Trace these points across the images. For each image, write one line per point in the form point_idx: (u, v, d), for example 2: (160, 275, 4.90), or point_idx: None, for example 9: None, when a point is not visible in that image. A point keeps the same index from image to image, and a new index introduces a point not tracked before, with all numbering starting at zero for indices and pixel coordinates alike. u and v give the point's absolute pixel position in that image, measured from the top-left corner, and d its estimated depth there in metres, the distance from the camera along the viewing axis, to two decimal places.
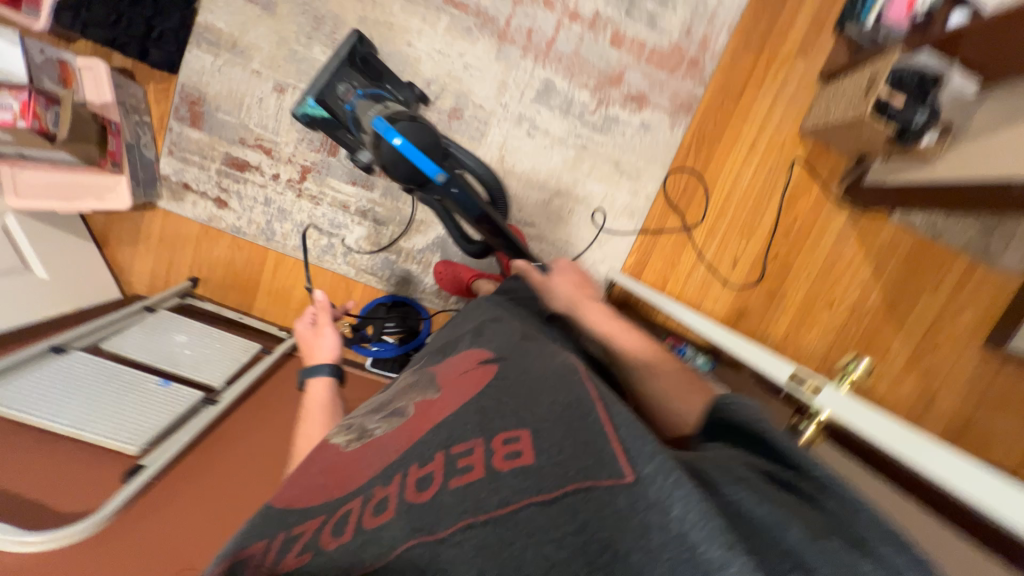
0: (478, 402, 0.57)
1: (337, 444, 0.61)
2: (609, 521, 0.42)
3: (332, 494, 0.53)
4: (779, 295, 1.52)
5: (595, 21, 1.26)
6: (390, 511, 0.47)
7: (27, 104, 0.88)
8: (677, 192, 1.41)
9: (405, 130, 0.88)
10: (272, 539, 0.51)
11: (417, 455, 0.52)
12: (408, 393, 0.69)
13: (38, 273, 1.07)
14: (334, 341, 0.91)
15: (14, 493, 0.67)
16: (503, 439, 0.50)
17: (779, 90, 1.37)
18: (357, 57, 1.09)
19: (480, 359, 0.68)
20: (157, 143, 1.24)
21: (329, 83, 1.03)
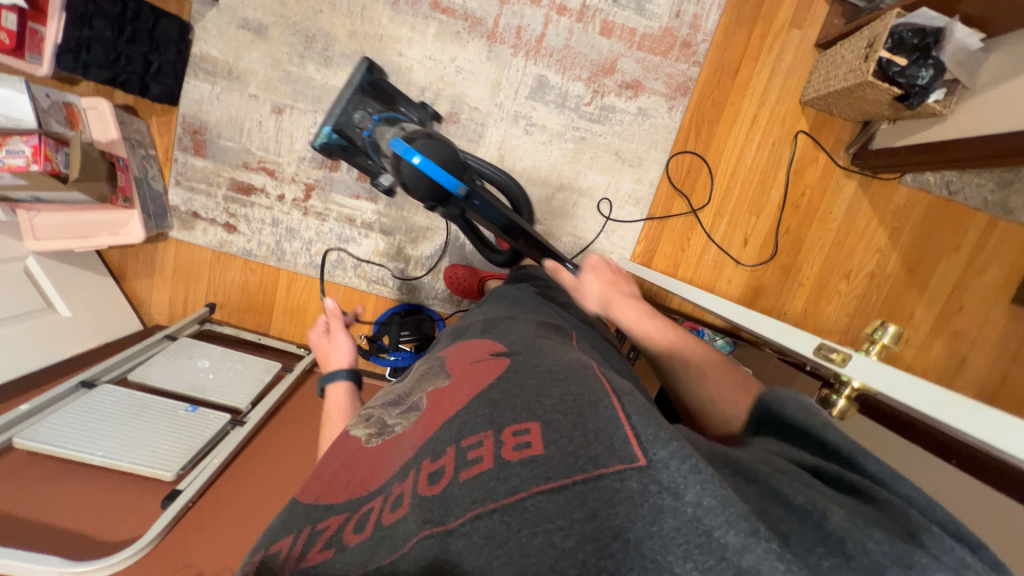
0: (488, 395, 0.55)
1: (358, 438, 0.62)
2: (621, 508, 0.39)
3: (356, 493, 0.54)
4: (794, 269, 1.51)
5: (584, 12, 1.26)
6: (406, 505, 0.47)
7: (37, 148, 0.90)
8: (681, 175, 1.40)
9: (426, 149, 0.85)
10: (297, 534, 0.52)
11: (430, 450, 0.51)
12: (423, 383, 0.68)
13: (62, 310, 1.11)
14: (348, 347, 0.92)
15: (57, 527, 0.70)
16: (513, 431, 0.48)
17: (776, 62, 1.35)
18: (369, 83, 1.05)
19: (491, 350, 0.68)
20: (164, 175, 1.26)
21: (345, 112, 1.00)
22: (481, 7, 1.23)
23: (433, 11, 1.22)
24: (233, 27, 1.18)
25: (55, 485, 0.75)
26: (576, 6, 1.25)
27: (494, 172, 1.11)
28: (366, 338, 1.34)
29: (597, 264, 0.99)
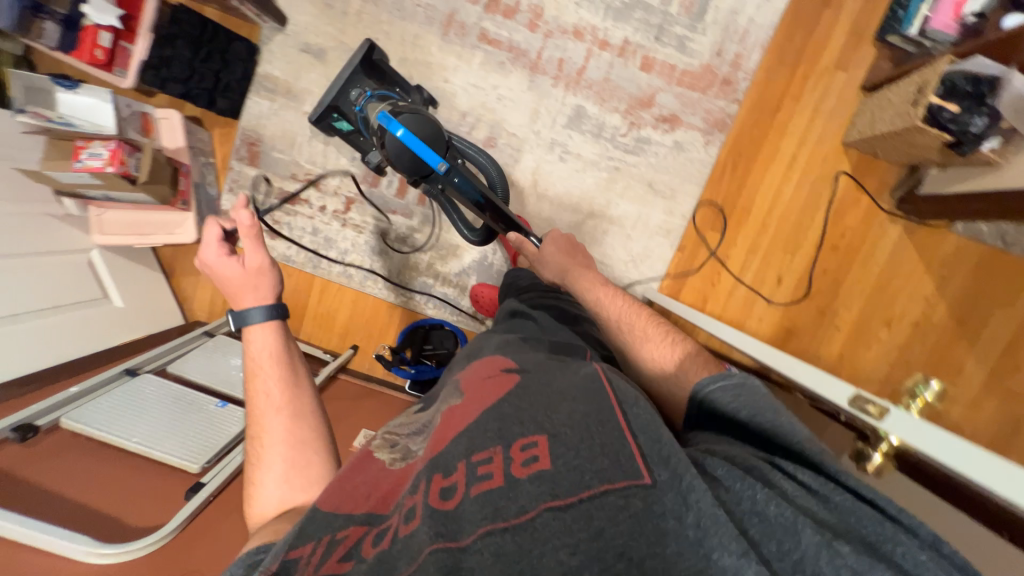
0: (498, 408, 0.61)
1: (382, 461, 0.66)
2: (624, 526, 0.47)
3: (376, 509, 0.58)
4: (830, 312, 1.45)
5: (625, 47, 1.29)
6: (417, 518, 0.52)
7: (114, 152, 0.99)
8: (714, 209, 1.39)
9: (410, 123, 0.88)
10: (316, 541, 0.55)
11: (440, 463, 0.57)
12: (440, 404, 0.72)
13: (115, 301, 1.19)
14: (274, 282, 0.78)
15: (86, 504, 0.72)
16: (520, 446, 0.55)
17: (818, 103, 1.34)
18: (369, 62, 1.06)
19: (502, 366, 0.71)
20: (219, 181, 1.35)
21: (341, 89, 1.03)
22: (526, 40, 1.28)
23: (480, 42, 1.28)
24: (296, 50, 1.27)
25: (91, 467, 0.78)
26: (618, 42, 1.29)
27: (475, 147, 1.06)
28: (389, 349, 1.36)
29: (559, 239, 1.06)
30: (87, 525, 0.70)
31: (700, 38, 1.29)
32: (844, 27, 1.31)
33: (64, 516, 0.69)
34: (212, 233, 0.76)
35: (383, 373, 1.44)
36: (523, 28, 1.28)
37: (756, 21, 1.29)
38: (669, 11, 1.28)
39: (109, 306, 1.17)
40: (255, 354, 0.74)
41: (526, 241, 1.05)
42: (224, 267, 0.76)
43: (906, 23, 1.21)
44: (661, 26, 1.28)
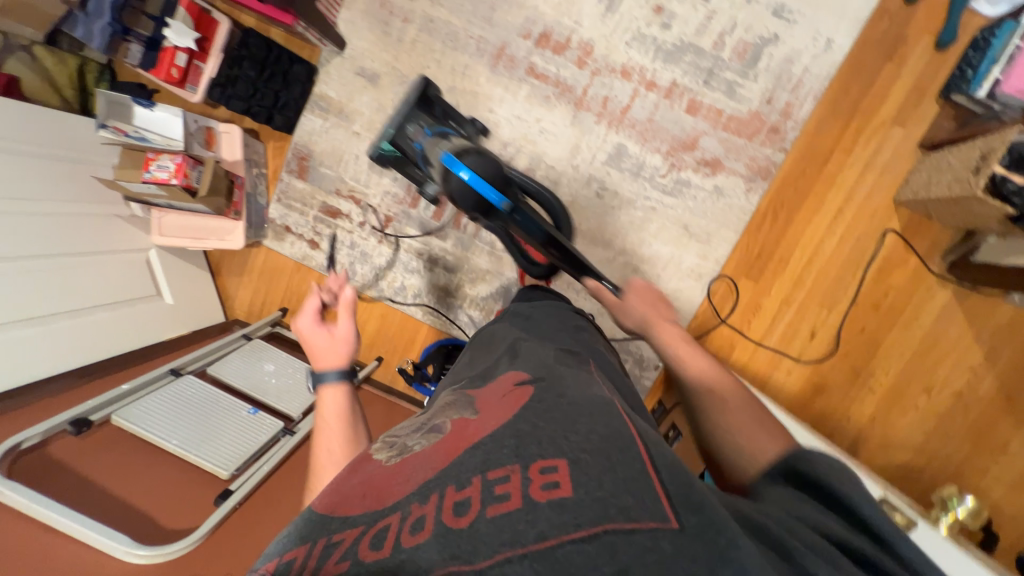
0: (514, 425, 0.57)
1: (378, 458, 0.63)
2: (653, 568, 0.41)
3: (371, 508, 0.53)
4: (865, 373, 1.40)
5: (672, 89, 1.29)
6: (427, 531, 0.47)
7: (180, 165, 1.06)
8: (750, 256, 1.36)
9: (475, 165, 0.88)
10: (313, 544, 0.52)
11: (453, 476, 0.52)
12: (451, 411, 0.69)
13: (167, 298, 1.28)
14: (353, 350, 0.89)
15: (126, 501, 0.78)
16: (540, 468, 0.50)
17: (871, 157, 1.29)
18: (424, 97, 1.10)
19: (515, 381, 0.69)
20: (269, 191, 1.42)
21: (399, 124, 1.07)
22: (573, 76, 1.30)
23: (528, 76, 1.30)
24: (351, 73, 1.33)
25: (133, 461, 0.84)
26: (666, 83, 1.28)
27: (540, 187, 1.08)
28: (411, 364, 1.41)
29: (636, 287, 1.07)
30: (123, 523, 0.75)
31: (751, 85, 1.27)
32: (905, 81, 1.25)
33: (104, 510, 0.76)
34: (313, 305, 0.93)
35: (404, 387, 1.48)
36: (571, 65, 1.29)
37: (812, 70, 1.25)
38: (721, 55, 1.26)
39: (161, 303, 1.25)
40: (325, 413, 0.79)
41: (603, 287, 1.09)
42: (314, 334, 0.89)
43: (974, 83, 1.15)
44: (711, 70, 1.27)
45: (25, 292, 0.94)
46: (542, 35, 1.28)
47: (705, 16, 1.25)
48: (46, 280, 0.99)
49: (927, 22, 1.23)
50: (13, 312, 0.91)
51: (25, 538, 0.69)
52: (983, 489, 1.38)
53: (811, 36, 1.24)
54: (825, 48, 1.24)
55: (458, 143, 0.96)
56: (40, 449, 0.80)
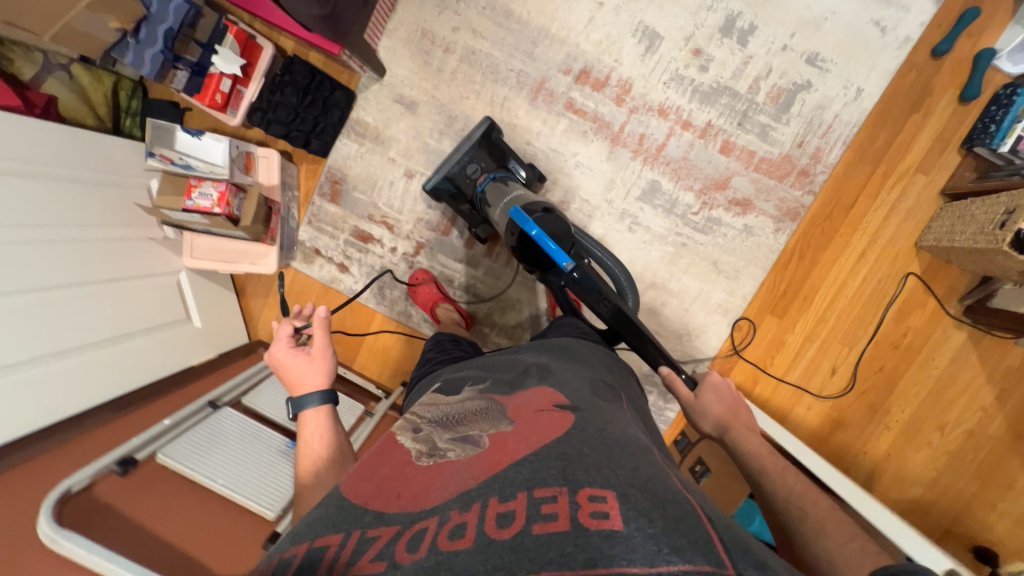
0: (560, 448, 0.58)
1: (409, 453, 0.67)
2: None
3: (408, 509, 0.55)
4: (882, 410, 1.44)
5: (707, 129, 1.32)
6: (468, 539, 0.48)
7: (223, 193, 1.04)
8: (776, 293, 1.39)
9: (541, 222, 1.04)
10: (346, 533, 0.54)
11: (497, 489, 0.53)
12: (479, 420, 0.71)
13: (195, 321, 1.26)
14: (330, 369, 0.89)
15: (173, 544, 0.77)
16: (589, 495, 0.49)
17: (895, 202, 1.34)
18: (486, 139, 1.23)
19: (554, 402, 0.71)
20: (299, 213, 1.41)
21: (460, 163, 1.22)
22: (611, 112, 1.32)
23: (566, 111, 1.32)
24: (390, 100, 1.33)
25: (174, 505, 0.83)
26: (701, 124, 1.31)
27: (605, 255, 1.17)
28: None
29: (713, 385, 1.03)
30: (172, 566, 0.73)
31: (784, 128, 1.30)
32: (930, 131, 1.30)
33: (149, 557, 0.72)
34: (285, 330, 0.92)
35: None
36: (610, 102, 1.31)
37: (842, 117, 1.29)
38: (756, 99, 1.29)
39: (189, 326, 1.23)
40: (309, 436, 0.81)
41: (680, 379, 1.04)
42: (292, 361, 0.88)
43: (998, 138, 1.19)
44: (745, 113, 1.30)
45: (61, 321, 0.93)
46: (582, 71, 1.30)
47: (742, 61, 1.28)
48: (83, 308, 0.98)
49: (953, 77, 1.28)
50: (48, 342, 0.90)
51: None
52: (993, 526, 1.43)
53: (842, 85, 1.28)
54: (856, 97, 1.28)
55: (525, 198, 1.12)
56: (86, 492, 0.77)
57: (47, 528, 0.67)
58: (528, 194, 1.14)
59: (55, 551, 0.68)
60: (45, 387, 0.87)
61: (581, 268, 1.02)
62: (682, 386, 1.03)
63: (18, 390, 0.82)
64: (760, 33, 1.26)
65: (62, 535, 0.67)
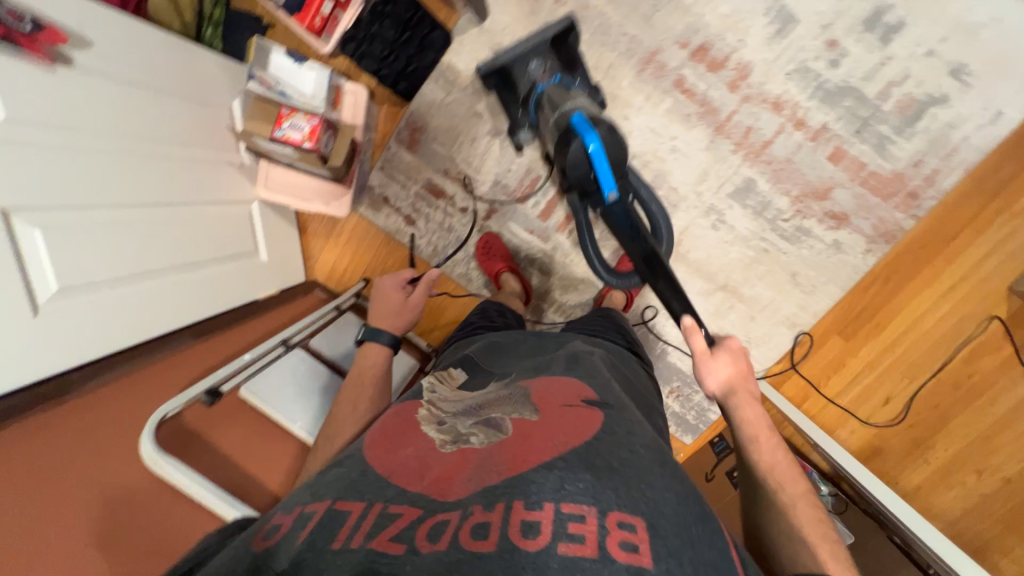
0: (588, 456, 0.55)
1: (433, 439, 0.64)
2: None
3: (430, 495, 0.54)
4: (925, 445, 1.41)
5: (820, 132, 1.22)
6: (491, 542, 0.45)
7: (315, 128, 1.01)
8: (848, 315, 1.35)
9: (604, 137, 0.87)
10: (368, 505, 0.53)
11: (522, 492, 0.50)
12: (501, 405, 0.69)
13: (261, 256, 1.24)
14: (407, 321, 1.06)
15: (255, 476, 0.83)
16: (619, 522, 0.48)
17: (1000, 242, 1.25)
18: (560, 38, 1.09)
19: (581, 396, 0.69)
20: (372, 157, 1.36)
21: (525, 54, 1.09)
22: (721, 98, 1.22)
23: (674, 89, 1.23)
24: (486, 48, 1.24)
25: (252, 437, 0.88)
26: (816, 125, 1.22)
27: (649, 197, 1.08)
28: None
29: (734, 353, 0.84)
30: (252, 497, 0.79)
31: (903, 143, 1.21)
32: None
33: (232, 483, 0.79)
34: (405, 275, 1.12)
35: None
36: (722, 86, 1.22)
37: (970, 141, 1.19)
38: (882, 106, 1.19)
39: (258, 261, 1.22)
40: (368, 366, 0.98)
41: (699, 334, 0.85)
42: (390, 295, 1.07)
43: None
44: (867, 119, 1.20)
45: (162, 234, 0.92)
46: (700, 47, 1.20)
47: (878, 61, 1.17)
48: (180, 228, 0.97)
49: None
50: None
51: None
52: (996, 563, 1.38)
53: (981, 105, 1.17)
54: (992, 120, 1.17)
55: (586, 108, 0.94)
56: (178, 417, 0.79)
57: (150, 452, 0.69)
58: (591, 104, 0.96)
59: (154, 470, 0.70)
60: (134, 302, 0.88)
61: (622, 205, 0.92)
62: (698, 341, 0.84)
63: (123, 298, 0.82)
64: (906, 33, 1.15)
65: (164, 462, 0.69)
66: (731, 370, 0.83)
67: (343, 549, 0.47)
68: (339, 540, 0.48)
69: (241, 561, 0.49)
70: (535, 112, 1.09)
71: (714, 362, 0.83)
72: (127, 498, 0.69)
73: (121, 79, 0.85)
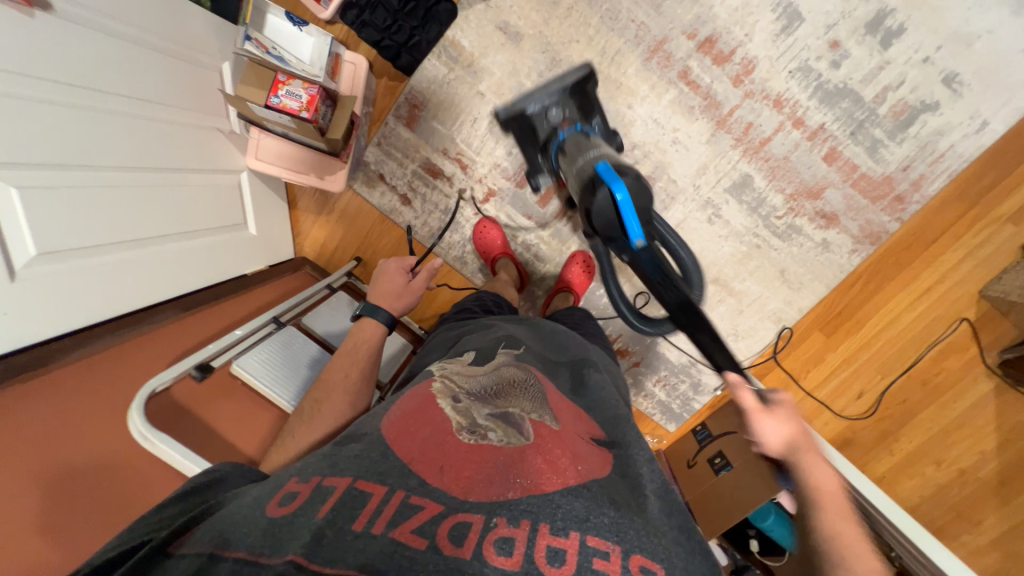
0: (610, 490, 0.56)
1: (450, 420, 0.64)
2: None
3: (451, 491, 0.53)
4: (891, 437, 1.48)
5: (818, 132, 1.24)
6: (515, 560, 0.46)
7: (314, 97, 0.96)
8: (830, 312, 1.39)
9: (631, 187, 0.80)
10: (391, 491, 0.53)
11: (549, 515, 0.50)
12: (517, 399, 0.70)
13: (250, 229, 1.19)
14: (409, 304, 1.04)
15: (249, 455, 0.81)
16: (641, 566, 0.47)
17: (975, 248, 1.31)
18: (579, 88, 1.08)
19: (590, 435, 0.69)
20: (369, 132, 1.33)
21: (545, 105, 1.06)
22: (725, 92, 1.23)
23: (679, 80, 1.23)
24: (491, 25, 1.21)
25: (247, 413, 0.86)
26: (814, 125, 1.24)
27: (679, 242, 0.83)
28: None
29: (789, 410, 0.64)
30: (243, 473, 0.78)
31: (894, 148, 1.24)
32: None
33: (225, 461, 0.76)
34: (409, 261, 1.09)
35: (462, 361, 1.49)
36: (726, 80, 1.22)
37: (957, 149, 1.23)
38: (877, 110, 1.22)
39: (246, 233, 1.17)
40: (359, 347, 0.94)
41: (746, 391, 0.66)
42: (394, 277, 1.04)
43: None
44: (862, 122, 1.23)
45: (147, 201, 0.87)
46: (707, 39, 1.20)
47: (878, 65, 1.19)
48: (169, 196, 0.93)
49: None
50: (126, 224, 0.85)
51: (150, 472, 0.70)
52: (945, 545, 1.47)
53: (969, 114, 1.21)
54: (978, 130, 1.21)
55: (611, 158, 0.89)
56: (166, 393, 0.76)
57: (140, 427, 0.67)
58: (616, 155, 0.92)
59: (145, 446, 0.68)
60: None
61: (650, 252, 0.79)
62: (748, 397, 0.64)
63: (111, 267, 0.79)
64: (907, 38, 1.17)
65: (156, 438, 0.67)
66: (790, 431, 0.63)
67: (364, 534, 0.47)
68: (359, 523, 0.49)
69: (257, 525, 0.51)
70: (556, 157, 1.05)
71: (766, 419, 0.64)
72: (80, 472, 0.63)
73: (108, 30, 0.79)
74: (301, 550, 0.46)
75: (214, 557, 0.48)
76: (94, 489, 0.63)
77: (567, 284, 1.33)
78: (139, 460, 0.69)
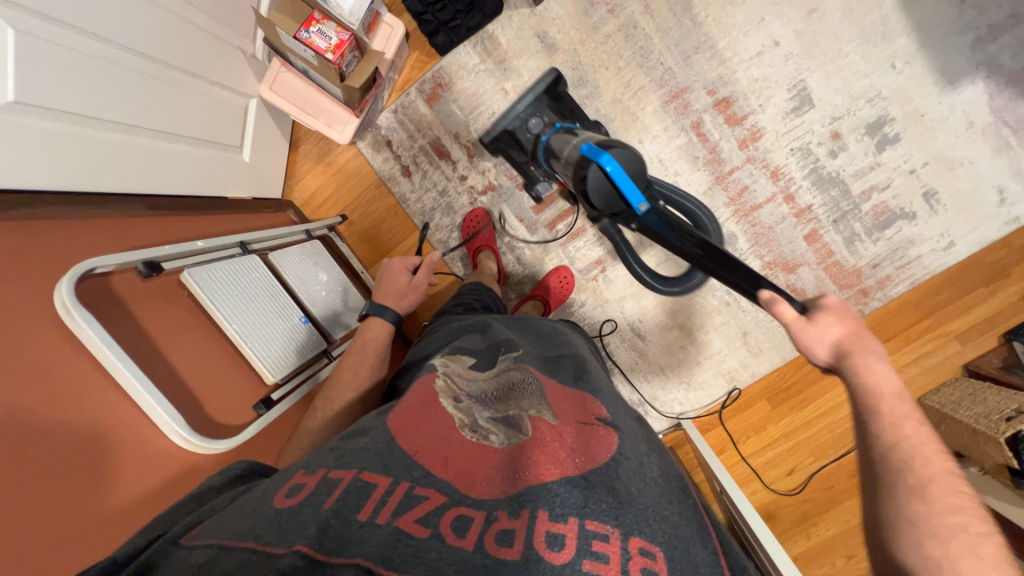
0: (608, 475, 0.53)
1: (452, 418, 0.61)
2: None
3: (454, 484, 0.51)
4: (812, 519, 1.42)
5: (805, 212, 1.31)
6: (516, 551, 0.44)
7: (342, 43, 1.03)
8: (781, 384, 1.42)
9: (617, 155, 0.81)
10: (395, 483, 0.50)
11: (548, 502, 0.49)
12: (518, 395, 0.66)
13: (245, 155, 1.18)
14: (414, 302, 1.02)
15: (200, 401, 0.78)
16: (640, 548, 0.46)
17: (924, 355, 1.36)
18: (551, 93, 1.14)
19: (595, 414, 0.64)
20: (388, 98, 1.35)
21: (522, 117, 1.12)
22: (730, 151, 1.29)
23: (690, 129, 1.29)
24: (531, 32, 1.28)
25: (208, 356, 0.83)
26: (802, 204, 1.31)
27: (686, 196, 1.00)
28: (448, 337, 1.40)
29: (835, 310, 0.66)
30: (195, 421, 0.76)
31: (869, 245, 1.32)
32: (983, 310, 1.32)
33: (177, 398, 0.75)
34: (413, 259, 1.05)
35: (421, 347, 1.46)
36: (734, 141, 1.29)
37: (924, 260, 1.31)
38: (861, 206, 1.30)
39: (239, 158, 1.15)
40: (366, 339, 0.94)
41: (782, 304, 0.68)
42: (397, 275, 1.01)
43: None
44: (846, 214, 1.30)
45: (143, 95, 0.85)
46: (724, 99, 1.27)
47: (870, 164, 1.27)
48: (166, 95, 0.90)
49: None
50: (131, 111, 0.83)
51: (92, 380, 0.66)
52: None
53: (940, 231, 1.29)
54: (945, 248, 1.30)
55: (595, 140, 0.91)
56: (104, 277, 0.73)
57: (64, 298, 0.63)
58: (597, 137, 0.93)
59: (66, 324, 0.64)
60: (115, 163, 0.81)
61: (656, 213, 0.83)
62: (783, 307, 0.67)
63: (88, 144, 0.76)
64: (899, 147, 1.26)
65: (77, 314, 0.63)
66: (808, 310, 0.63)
67: (369, 523, 0.45)
68: (364, 513, 0.46)
69: (264, 517, 0.47)
70: (546, 161, 1.09)
71: (815, 326, 0.66)
72: (19, 421, 0.57)
73: None
74: (308, 541, 0.43)
75: (223, 548, 0.44)
76: (53, 454, 0.59)
77: (541, 292, 1.35)
78: (88, 377, 0.66)
